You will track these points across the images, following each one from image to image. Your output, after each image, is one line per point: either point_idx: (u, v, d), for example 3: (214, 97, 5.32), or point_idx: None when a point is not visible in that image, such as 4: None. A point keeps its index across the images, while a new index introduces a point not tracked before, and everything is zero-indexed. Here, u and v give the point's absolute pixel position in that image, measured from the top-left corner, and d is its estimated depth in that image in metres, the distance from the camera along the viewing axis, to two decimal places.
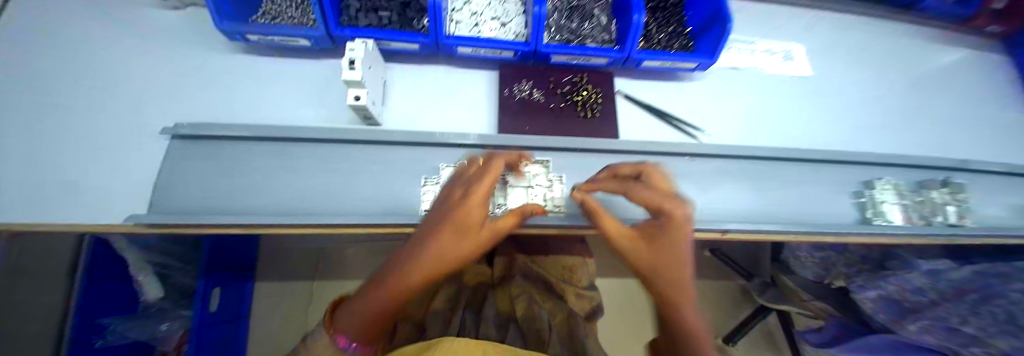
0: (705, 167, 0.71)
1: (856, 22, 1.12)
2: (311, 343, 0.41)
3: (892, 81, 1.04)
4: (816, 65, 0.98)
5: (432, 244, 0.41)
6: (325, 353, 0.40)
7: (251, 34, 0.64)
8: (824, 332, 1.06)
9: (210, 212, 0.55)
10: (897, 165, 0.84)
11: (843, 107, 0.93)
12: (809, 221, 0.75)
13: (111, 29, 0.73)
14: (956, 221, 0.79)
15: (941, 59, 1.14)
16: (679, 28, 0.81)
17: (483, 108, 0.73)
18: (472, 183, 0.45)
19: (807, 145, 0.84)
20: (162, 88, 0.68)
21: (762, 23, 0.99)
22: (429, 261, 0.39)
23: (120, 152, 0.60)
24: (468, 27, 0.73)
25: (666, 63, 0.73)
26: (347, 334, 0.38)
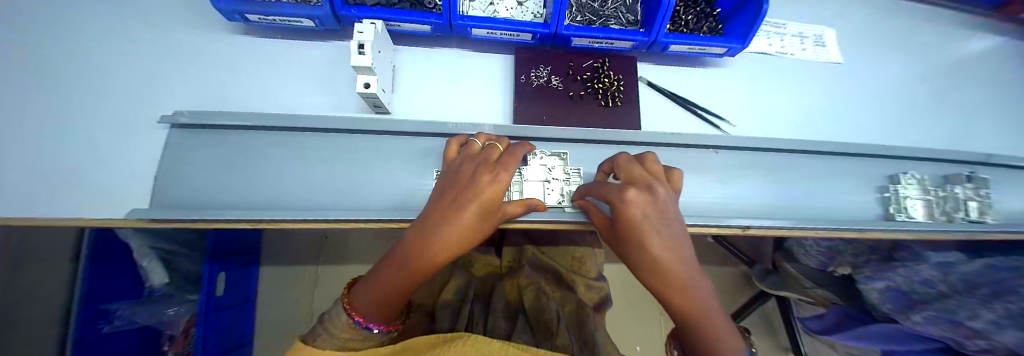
0: (728, 160, 0.68)
1: (889, 4, 1.06)
2: (329, 321, 0.45)
3: (922, 69, 0.99)
4: (844, 51, 0.93)
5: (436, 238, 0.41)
6: (342, 332, 0.43)
7: (250, 13, 0.59)
8: (824, 319, 1.03)
9: (216, 206, 0.53)
10: (922, 158, 0.82)
11: (871, 97, 0.89)
12: (830, 215, 0.73)
13: (98, 7, 0.68)
14: (978, 216, 0.78)
15: (974, 45, 1.09)
16: (707, 9, 0.76)
17: (498, 96, 0.69)
18: (479, 174, 0.44)
19: (832, 136, 0.81)
20: (157, 73, 0.64)
21: (791, 5, 0.93)
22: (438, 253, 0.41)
23: (119, 142, 0.57)
24: (483, 6, 0.68)
25: (694, 47, 0.69)
26: (366, 314, 0.42)
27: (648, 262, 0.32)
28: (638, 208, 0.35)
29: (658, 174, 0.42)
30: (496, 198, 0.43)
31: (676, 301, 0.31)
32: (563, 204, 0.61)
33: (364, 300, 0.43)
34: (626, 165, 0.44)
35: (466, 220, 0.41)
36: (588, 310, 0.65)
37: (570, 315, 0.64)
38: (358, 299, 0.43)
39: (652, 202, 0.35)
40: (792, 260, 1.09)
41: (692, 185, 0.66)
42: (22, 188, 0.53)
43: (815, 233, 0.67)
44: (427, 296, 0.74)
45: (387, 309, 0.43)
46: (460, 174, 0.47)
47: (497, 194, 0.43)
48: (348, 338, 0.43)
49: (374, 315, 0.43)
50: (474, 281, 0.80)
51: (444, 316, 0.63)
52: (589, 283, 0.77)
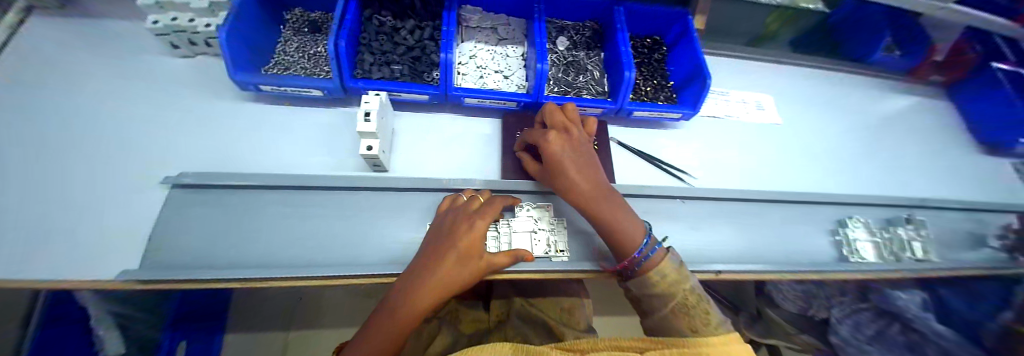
0: (695, 209, 0.76)
1: (814, 74, 1.27)
2: None
3: (853, 125, 1.16)
4: (783, 113, 1.09)
5: (420, 285, 0.46)
6: None
7: (264, 85, 0.67)
8: None
9: (206, 265, 0.54)
10: (865, 204, 0.92)
11: (812, 151, 1.03)
12: (794, 258, 0.79)
13: (125, 78, 0.75)
14: (923, 256, 0.86)
15: (893, 105, 1.30)
16: (663, 81, 0.90)
17: (488, 154, 0.76)
18: (456, 227, 0.51)
19: (784, 186, 0.92)
20: (166, 134, 0.69)
21: (732, 76, 1.12)
22: (422, 299, 0.45)
23: (115, 202, 0.59)
24: (474, 79, 0.79)
25: (656, 113, 0.80)
26: None
27: (566, 180, 0.55)
28: (560, 146, 0.57)
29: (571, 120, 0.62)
30: (472, 244, 0.49)
31: (582, 192, 0.54)
32: (549, 254, 0.64)
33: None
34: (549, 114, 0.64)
35: (448, 266, 0.47)
36: None
37: None
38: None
39: (567, 139, 0.58)
40: (773, 305, 1.11)
41: (666, 233, 0.72)
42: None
43: (781, 277, 0.73)
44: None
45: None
46: (441, 226, 0.53)
47: (473, 243, 0.49)
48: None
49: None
50: (462, 340, 0.76)
51: None
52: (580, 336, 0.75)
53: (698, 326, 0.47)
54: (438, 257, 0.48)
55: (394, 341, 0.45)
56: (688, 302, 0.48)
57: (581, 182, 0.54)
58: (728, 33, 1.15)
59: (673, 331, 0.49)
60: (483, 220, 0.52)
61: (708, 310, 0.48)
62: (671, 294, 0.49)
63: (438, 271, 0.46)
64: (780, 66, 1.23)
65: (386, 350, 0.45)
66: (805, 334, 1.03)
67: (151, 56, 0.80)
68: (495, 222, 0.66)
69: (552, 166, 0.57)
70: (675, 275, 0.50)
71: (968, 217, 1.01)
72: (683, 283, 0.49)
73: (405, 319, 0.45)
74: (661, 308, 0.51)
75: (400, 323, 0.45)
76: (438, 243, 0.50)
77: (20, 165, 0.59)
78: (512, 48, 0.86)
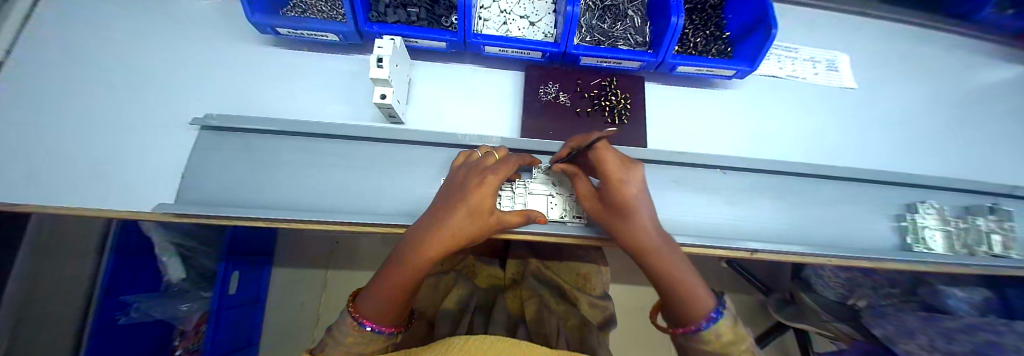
0: (735, 181, 0.68)
1: (905, 32, 1.05)
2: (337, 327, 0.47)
3: (944, 96, 0.97)
4: (857, 77, 0.92)
5: (431, 239, 0.44)
6: (350, 332, 0.45)
7: (280, 27, 0.64)
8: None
9: (234, 204, 0.56)
10: (942, 188, 0.79)
11: (886, 123, 0.88)
12: (844, 243, 0.71)
13: (149, 18, 0.75)
14: (1002, 251, 0.74)
15: (1000, 75, 1.07)
16: (717, 32, 0.77)
17: (508, 110, 0.71)
18: (469, 183, 0.48)
19: (844, 161, 0.80)
20: (191, 76, 0.69)
21: (800, 30, 0.94)
22: (432, 251, 0.44)
23: (155, 140, 0.62)
24: (497, 25, 0.72)
25: (703, 69, 0.70)
26: (371, 316, 0.44)
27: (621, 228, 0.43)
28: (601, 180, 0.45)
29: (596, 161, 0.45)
30: (483, 202, 0.46)
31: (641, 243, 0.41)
32: (564, 219, 0.61)
33: (368, 303, 0.44)
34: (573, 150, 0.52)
35: (457, 222, 0.45)
36: (593, 328, 0.63)
37: (572, 331, 0.63)
38: (363, 302, 0.45)
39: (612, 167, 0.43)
40: (809, 290, 1.10)
41: (698, 205, 0.66)
42: (58, 177, 0.56)
43: (825, 260, 0.66)
44: (429, 304, 0.74)
45: (391, 311, 0.45)
46: (454, 182, 0.50)
47: (485, 199, 0.46)
48: (353, 342, 0.45)
49: (380, 318, 0.44)
50: (478, 292, 0.79)
51: (444, 327, 0.61)
52: (593, 301, 0.76)
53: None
54: (449, 213, 0.45)
55: (406, 291, 0.45)
56: None
57: (634, 229, 0.42)
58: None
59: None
60: (496, 177, 0.48)
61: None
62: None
63: (448, 225, 0.44)
64: (861, 20, 1.03)
65: (399, 297, 0.45)
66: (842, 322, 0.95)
67: None
68: (511, 181, 0.63)
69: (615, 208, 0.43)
70: (732, 334, 0.35)
71: None
72: (739, 345, 0.35)
73: (413, 271, 0.44)
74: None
75: (409, 273, 0.44)
76: (450, 200, 0.47)
77: (76, 100, 0.63)
78: None
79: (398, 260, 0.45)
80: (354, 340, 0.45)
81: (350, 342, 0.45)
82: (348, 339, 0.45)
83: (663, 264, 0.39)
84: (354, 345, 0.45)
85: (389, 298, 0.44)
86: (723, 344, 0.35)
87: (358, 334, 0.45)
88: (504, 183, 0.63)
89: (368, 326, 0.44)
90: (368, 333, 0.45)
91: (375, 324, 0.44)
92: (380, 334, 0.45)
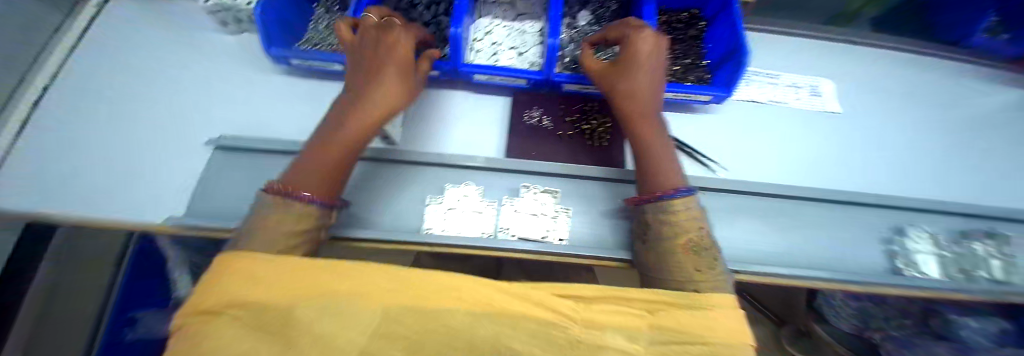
0: (715, 202, 0.70)
1: (894, 59, 1.07)
2: (259, 220, 0.40)
3: (935, 120, 0.98)
4: (842, 103, 0.94)
5: (359, 104, 0.50)
6: (276, 217, 0.40)
7: (293, 58, 0.71)
8: None
9: (236, 217, 0.60)
10: (936, 213, 0.78)
11: (874, 147, 0.89)
12: (835, 267, 0.70)
13: (178, 47, 0.84)
14: (1002, 277, 0.72)
15: (999, 97, 1.06)
16: (696, 61, 0.82)
17: (495, 132, 0.76)
18: (382, 48, 0.55)
19: (832, 184, 0.80)
20: (211, 100, 0.77)
21: (780, 59, 0.99)
22: (366, 111, 0.50)
23: (176, 158, 0.69)
24: (487, 56, 0.78)
25: (681, 95, 0.73)
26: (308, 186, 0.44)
27: (635, 126, 0.60)
28: (645, 84, 0.60)
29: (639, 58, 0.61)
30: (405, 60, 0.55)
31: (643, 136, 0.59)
32: (546, 239, 0.64)
33: (302, 175, 0.44)
34: (626, 54, 0.62)
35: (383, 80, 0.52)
36: None
37: None
38: (294, 179, 0.44)
39: (649, 74, 0.61)
40: (823, 321, 1.04)
41: None
42: (85, 190, 0.63)
43: (810, 284, 0.65)
44: None
45: (328, 177, 0.46)
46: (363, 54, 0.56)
47: (402, 55, 0.55)
48: (276, 225, 0.40)
49: (319, 188, 0.45)
50: None
51: None
52: None
53: (703, 267, 0.47)
54: (372, 75, 0.53)
55: (345, 158, 0.49)
56: (698, 239, 0.49)
57: (645, 128, 0.59)
58: (797, 11, 1.06)
59: (677, 266, 0.48)
60: (404, 41, 0.57)
61: (716, 262, 0.49)
62: (683, 229, 0.49)
63: (383, 83, 0.52)
64: (847, 48, 1.06)
65: (341, 163, 0.48)
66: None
67: (200, 25, 0.88)
68: (499, 198, 0.68)
69: (636, 112, 0.60)
70: (690, 213, 0.50)
71: None
72: (697, 225, 0.50)
73: (351, 135, 0.49)
74: (666, 247, 0.50)
75: (353, 130, 0.49)
76: (366, 68, 0.54)
77: (114, 123, 0.71)
78: (530, 24, 0.84)
79: (336, 125, 0.49)
80: (283, 220, 0.40)
81: (276, 223, 0.40)
82: (275, 219, 0.40)
83: (657, 158, 0.57)
84: (280, 228, 0.40)
85: (327, 164, 0.47)
86: (688, 213, 0.50)
87: (286, 212, 0.41)
88: (488, 201, 0.67)
89: (304, 196, 0.42)
90: (310, 207, 0.43)
91: (315, 194, 0.44)
92: (318, 208, 0.44)
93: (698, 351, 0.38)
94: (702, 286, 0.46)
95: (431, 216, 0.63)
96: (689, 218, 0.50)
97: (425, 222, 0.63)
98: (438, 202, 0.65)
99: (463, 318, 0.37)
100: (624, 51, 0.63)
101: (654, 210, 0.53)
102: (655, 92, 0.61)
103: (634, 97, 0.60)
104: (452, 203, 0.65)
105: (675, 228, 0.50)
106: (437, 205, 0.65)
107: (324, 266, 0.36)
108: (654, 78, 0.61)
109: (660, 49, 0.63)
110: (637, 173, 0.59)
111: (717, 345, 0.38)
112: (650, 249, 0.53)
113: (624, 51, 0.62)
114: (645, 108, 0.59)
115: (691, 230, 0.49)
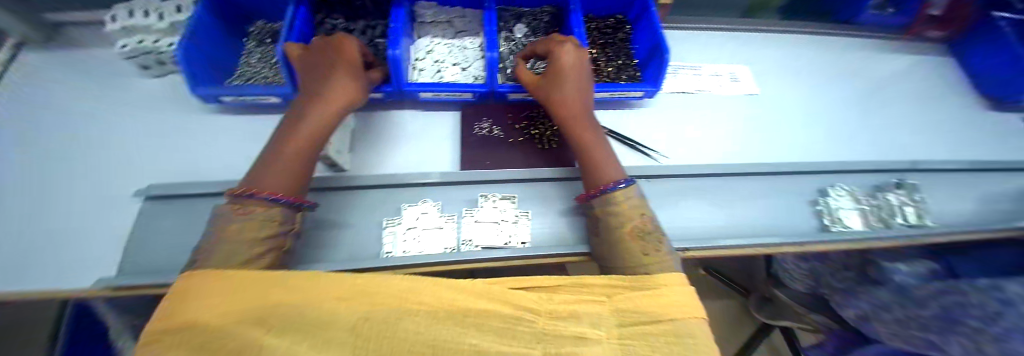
0: (661, 187, 0.75)
1: (801, 40, 1.21)
2: (222, 229, 0.39)
3: (841, 90, 1.10)
4: (761, 85, 1.05)
5: (312, 113, 0.51)
6: (242, 222, 0.40)
7: (225, 96, 0.69)
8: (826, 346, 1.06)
9: (173, 270, 0.56)
10: (851, 172, 0.88)
11: (794, 120, 0.99)
12: (775, 233, 0.76)
13: (99, 97, 0.79)
14: (915, 220, 0.82)
15: (889, 64, 1.22)
16: (627, 60, 0.88)
17: (448, 147, 0.77)
18: (327, 59, 0.56)
19: (763, 158, 0.88)
20: (141, 148, 0.73)
21: (705, 51, 1.09)
22: (321, 117, 0.51)
23: (104, 217, 0.64)
24: (431, 74, 0.80)
25: (616, 93, 0.78)
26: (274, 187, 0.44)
27: (571, 132, 0.63)
28: (574, 92, 0.64)
29: (566, 66, 0.65)
30: (353, 69, 0.57)
31: (580, 142, 0.62)
32: (508, 244, 0.64)
33: (264, 182, 0.44)
34: (556, 63, 0.66)
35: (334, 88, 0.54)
36: None
37: None
38: (258, 184, 0.44)
39: (577, 80, 0.65)
40: (780, 285, 1.12)
41: None
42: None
43: (754, 250, 0.71)
44: None
45: (292, 182, 0.47)
46: (309, 68, 0.56)
47: (349, 63, 0.57)
48: (242, 228, 0.39)
49: (284, 189, 0.45)
50: None
51: None
52: None
53: (650, 251, 0.50)
54: (321, 87, 0.53)
55: (304, 160, 0.49)
56: (643, 225, 0.52)
57: (581, 134, 0.63)
58: (714, 7, 1.16)
59: (627, 253, 0.51)
60: (350, 49, 0.58)
61: (662, 243, 0.52)
62: (628, 217, 0.53)
63: (334, 91, 0.53)
64: (760, 35, 1.18)
65: (301, 167, 0.49)
66: (816, 313, 1.02)
67: (123, 72, 0.83)
68: (459, 210, 0.68)
69: (570, 117, 0.64)
70: (631, 203, 0.54)
71: (967, 178, 0.95)
72: (640, 211, 0.54)
73: (313, 139, 0.50)
74: (614, 238, 0.53)
75: (307, 132, 0.50)
76: (313, 81, 0.54)
77: (29, 190, 0.65)
78: (469, 40, 0.87)
79: (288, 129, 0.50)
80: (247, 226, 0.39)
81: (238, 230, 0.39)
82: (240, 226, 0.39)
83: (597, 156, 0.60)
84: (243, 234, 0.39)
85: (290, 171, 0.47)
86: (631, 202, 0.54)
87: (250, 218, 0.40)
88: (447, 215, 0.67)
89: (266, 196, 0.42)
90: (276, 207, 0.43)
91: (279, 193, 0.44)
92: (285, 210, 0.44)
93: (658, 329, 0.38)
94: (650, 267, 0.49)
95: (388, 239, 0.63)
96: (632, 207, 0.54)
97: (384, 246, 0.62)
98: (395, 223, 0.64)
99: (422, 318, 0.35)
100: (554, 62, 0.67)
101: (602, 205, 0.56)
102: (586, 98, 0.66)
103: (566, 104, 0.64)
104: (410, 222, 0.64)
105: (619, 218, 0.53)
106: (395, 227, 0.64)
107: (279, 280, 0.34)
108: (583, 83, 0.66)
109: (583, 54, 0.68)
110: (584, 174, 0.62)
111: (672, 321, 0.39)
112: (602, 242, 0.56)
113: (553, 62, 0.66)
114: (577, 113, 0.64)
115: (635, 217, 0.53)
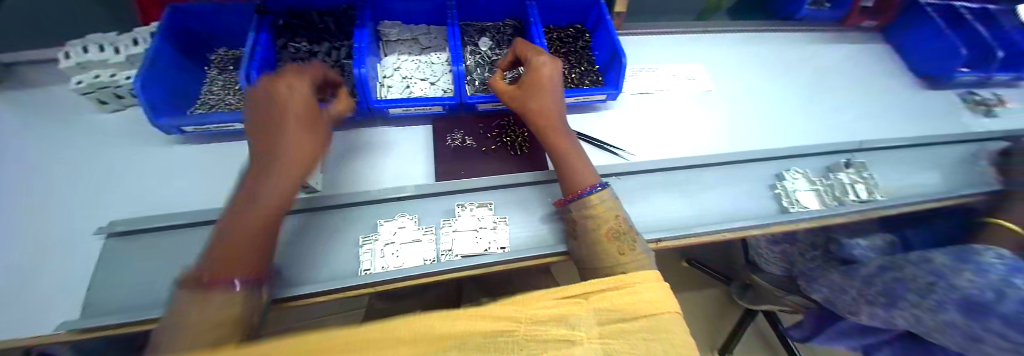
0: (630, 183, 0.78)
1: (748, 37, 1.30)
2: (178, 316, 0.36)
3: (788, 80, 1.19)
4: (716, 80, 1.12)
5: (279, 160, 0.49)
6: (201, 309, 0.36)
7: (187, 125, 0.68)
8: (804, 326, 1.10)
9: (137, 309, 0.54)
10: (804, 155, 0.95)
11: (748, 112, 1.06)
12: (741, 219, 0.80)
13: (52, 136, 0.76)
14: (867, 196, 0.87)
15: (830, 54, 1.32)
16: (589, 66, 0.92)
17: (423, 159, 0.79)
18: (281, 100, 0.53)
19: (724, 149, 0.94)
20: (101, 185, 0.70)
21: (662, 53, 1.15)
22: (290, 163, 0.50)
23: (60, 260, 0.61)
24: (400, 90, 0.82)
25: (581, 98, 0.82)
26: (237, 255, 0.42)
27: (550, 140, 0.66)
28: (550, 102, 0.68)
29: (543, 79, 0.67)
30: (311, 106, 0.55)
31: (558, 148, 0.65)
32: (488, 251, 0.65)
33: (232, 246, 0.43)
34: (533, 76, 0.68)
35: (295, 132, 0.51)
36: None
37: None
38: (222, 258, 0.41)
39: (553, 91, 0.68)
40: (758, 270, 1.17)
41: None
42: None
43: (721, 236, 0.75)
44: None
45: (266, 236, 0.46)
46: (263, 111, 0.52)
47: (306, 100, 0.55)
48: (203, 312, 0.36)
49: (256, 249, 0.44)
50: None
51: None
52: None
53: (625, 250, 0.53)
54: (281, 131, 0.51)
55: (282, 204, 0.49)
56: (619, 226, 0.55)
57: (557, 139, 0.66)
58: (668, 12, 1.25)
59: (604, 254, 0.53)
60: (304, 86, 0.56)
61: (636, 242, 0.55)
62: (605, 218, 0.55)
63: (296, 134, 0.51)
64: (711, 35, 1.27)
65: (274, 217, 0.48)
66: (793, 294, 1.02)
67: (78, 109, 0.81)
68: (440, 222, 0.69)
69: (547, 127, 0.66)
70: (605, 205, 0.56)
71: (907, 152, 1.03)
72: (615, 212, 0.56)
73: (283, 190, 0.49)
74: (591, 239, 0.55)
75: (276, 182, 0.48)
76: (270, 126, 0.51)
77: None
78: (436, 56, 0.90)
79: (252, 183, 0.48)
80: (209, 306, 0.37)
81: (200, 312, 0.36)
82: (199, 310, 0.36)
83: (571, 162, 0.63)
84: (206, 315, 0.36)
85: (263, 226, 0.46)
86: (606, 205, 0.56)
87: (211, 298, 0.37)
88: (426, 228, 0.68)
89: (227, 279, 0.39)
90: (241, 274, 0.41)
91: (247, 252, 0.43)
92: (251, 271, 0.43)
93: (634, 326, 0.40)
94: (627, 267, 0.52)
95: (366, 256, 0.62)
96: (607, 209, 0.56)
97: (362, 263, 0.62)
98: (372, 240, 0.64)
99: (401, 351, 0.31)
100: (530, 74, 0.69)
101: (578, 208, 0.58)
102: (558, 104, 0.69)
103: (544, 117, 0.67)
104: (390, 238, 0.64)
105: (595, 220, 0.55)
106: (373, 244, 0.64)
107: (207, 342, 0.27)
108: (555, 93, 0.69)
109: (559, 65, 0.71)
110: (560, 180, 0.64)
111: (646, 316, 0.41)
112: (580, 244, 0.58)
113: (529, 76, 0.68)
114: (553, 123, 0.67)
115: (609, 217, 0.56)
